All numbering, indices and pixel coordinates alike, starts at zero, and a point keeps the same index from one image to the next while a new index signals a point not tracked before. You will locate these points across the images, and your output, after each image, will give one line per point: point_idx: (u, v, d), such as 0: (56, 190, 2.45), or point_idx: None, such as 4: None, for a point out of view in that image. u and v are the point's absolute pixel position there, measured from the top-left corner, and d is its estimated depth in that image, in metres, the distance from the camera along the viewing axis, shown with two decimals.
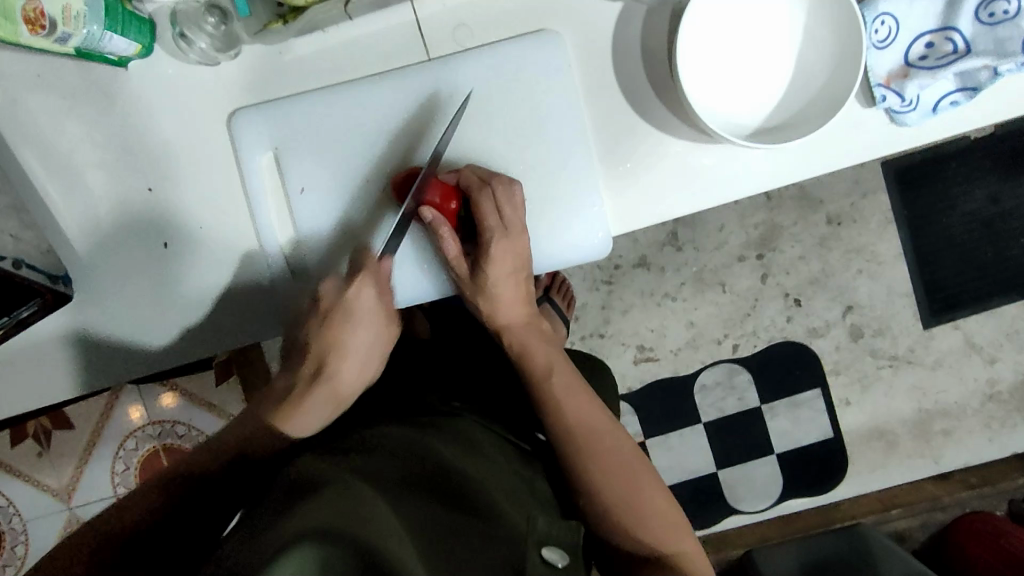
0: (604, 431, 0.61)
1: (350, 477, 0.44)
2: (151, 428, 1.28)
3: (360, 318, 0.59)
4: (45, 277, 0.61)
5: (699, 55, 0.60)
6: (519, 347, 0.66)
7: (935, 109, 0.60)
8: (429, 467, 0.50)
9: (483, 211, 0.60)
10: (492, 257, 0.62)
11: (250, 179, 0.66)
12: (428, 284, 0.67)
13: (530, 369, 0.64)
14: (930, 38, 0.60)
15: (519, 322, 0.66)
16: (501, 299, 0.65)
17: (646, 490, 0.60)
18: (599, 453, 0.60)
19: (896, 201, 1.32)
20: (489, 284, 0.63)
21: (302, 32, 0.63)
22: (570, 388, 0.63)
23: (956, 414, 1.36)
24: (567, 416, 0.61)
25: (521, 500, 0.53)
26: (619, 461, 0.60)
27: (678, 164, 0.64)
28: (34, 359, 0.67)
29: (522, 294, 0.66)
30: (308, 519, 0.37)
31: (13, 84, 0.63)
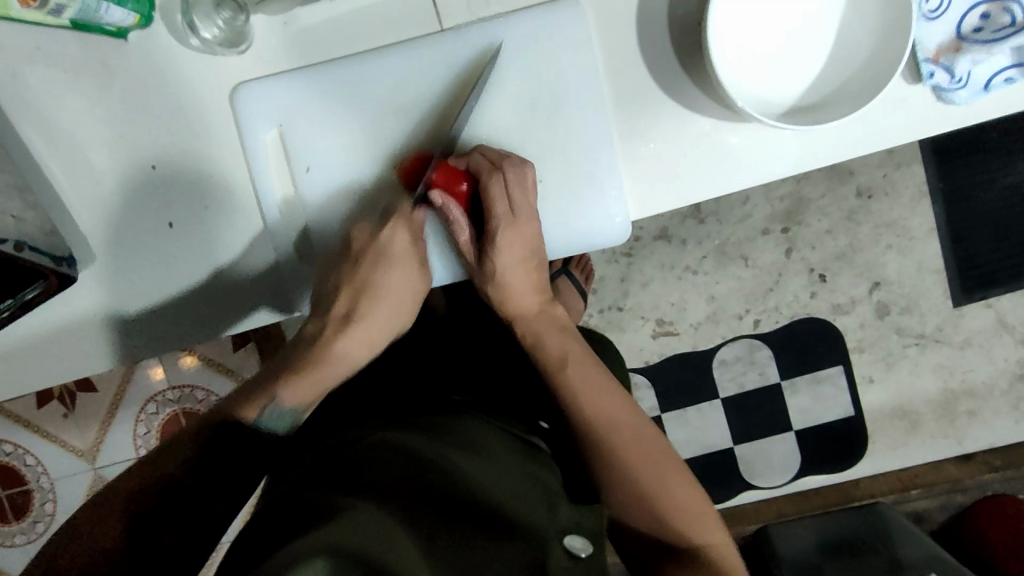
0: (623, 424, 0.59)
1: (364, 492, 0.44)
2: (170, 393, 1.30)
3: (394, 261, 0.60)
4: (50, 258, 0.59)
5: (728, 26, 0.56)
6: (532, 334, 0.64)
7: (988, 87, 0.56)
8: (445, 472, 0.49)
9: (491, 197, 0.57)
10: (498, 245, 0.59)
11: (254, 158, 0.63)
12: (442, 271, 0.65)
13: (544, 360, 0.62)
14: (987, 8, 0.55)
15: (530, 310, 0.64)
16: (511, 287, 0.63)
17: (673, 481, 0.58)
18: (621, 444, 0.58)
19: (931, 174, 1.26)
20: (497, 273, 0.62)
21: (307, 1, 0.59)
22: (587, 377, 0.60)
23: (984, 394, 1.33)
24: (585, 408, 0.59)
25: (546, 497, 0.53)
26: (643, 453, 0.58)
27: (704, 144, 0.60)
28: (42, 340, 0.67)
29: (532, 283, 0.63)
30: (322, 536, 0.38)
31: (11, 56, 0.61)
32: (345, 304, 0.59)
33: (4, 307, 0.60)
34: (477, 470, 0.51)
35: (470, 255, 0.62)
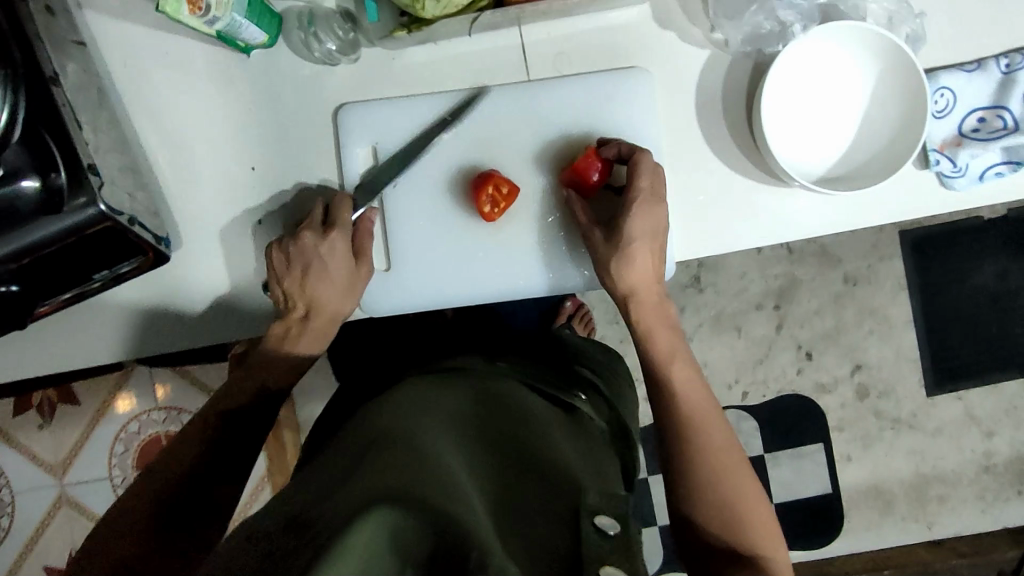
0: (715, 423, 0.62)
1: (427, 440, 0.44)
2: (157, 413, 1.29)
3: (330, 272, 0.66)
4: (152, 236, 0.64)
5: (776, 101, 0.66)
6: (643, 329, 0.66)
7: (981, 177, 0.66)
8: (503, 436, 0.49)
9: (639, 174, 0.63)
10: (632, 217, 0.63)
11: (347, 169, 0.70)
12: (519, 286, 0.71)
13: (653, 353, 0.65)
14: (983, 114, 0.68)
15: (650, 298, 0.66)
16: (632, 266, 0.64)
17: (749, 490, 0.60)
18: (702, 433, 0.62)
19: (910, 269, 1.38)
20: (625, 248, 0.64)
21: (419, 41, 0.68)
22: (690, 380, 0.64)
23: (953, 481, 1.41)
24: (683, 403, 0.63)
25: (596, 467, 0.53)
26: (720, 458, 0.61)
27: (745, 200, 0.69)
28: (112, 320, 0.71)
29: (654, 272, 0.65)
30: (379, 485, 0.38)
31: (141, 57, 0.69)
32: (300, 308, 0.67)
33: (99, 277, 0.64)
34: (535, 433, 0.51)
35: (594, 231, 0.66)
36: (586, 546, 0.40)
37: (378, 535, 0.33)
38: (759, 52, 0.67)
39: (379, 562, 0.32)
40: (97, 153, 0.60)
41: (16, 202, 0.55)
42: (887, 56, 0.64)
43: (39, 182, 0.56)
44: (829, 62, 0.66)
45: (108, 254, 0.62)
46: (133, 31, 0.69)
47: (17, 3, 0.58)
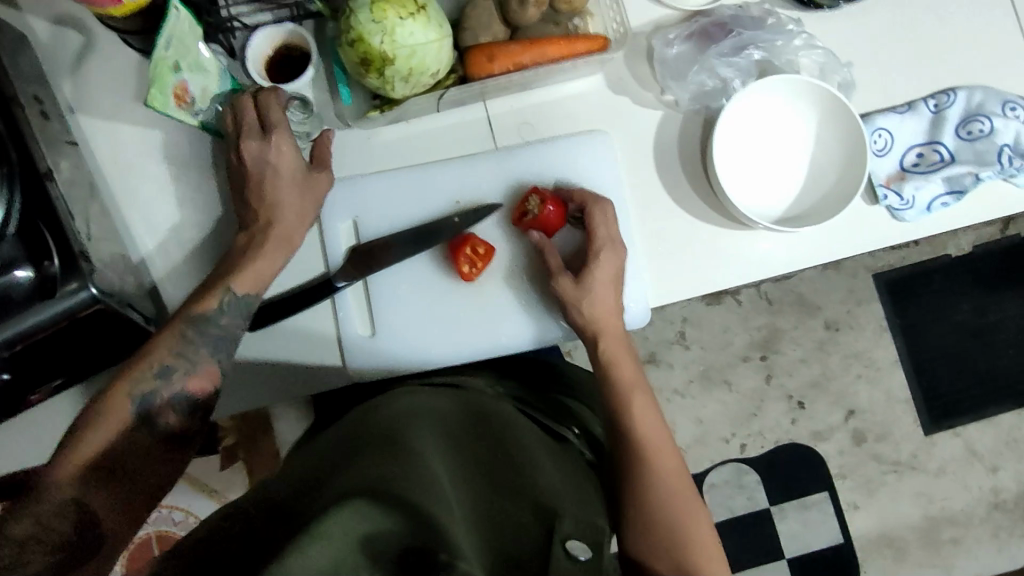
0: (669, 452, 0.63)
1: (418, 445, 0.48)
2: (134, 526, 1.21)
3: (282, 176, 0.66)
4: (142, 317, 0.67)
5: (726, 151, 0.70)
6: (609, 359, 0.67)
7: (929, 208, 0.71)
8: (490, 452, 0.52)
9: (596, 223, 0.68)
10: (597, 261, 0.67)
11: (330, 243, 0.73)
12: (501, 342, 0.73)
13: (614, 384, 0.66)
14: (920, 149, 0.73)
15: (613, 334, 0.68)
16: (598, 306, 0.67)
17: (695, 519, 0.61)
18: (658, 469, 0.62)
19: (889, 310, 1.41)
20: (592, 290, 0.67)
21: (392, 120, 0.72)
22: (648, 409, 0.65)
23: (963, 522, 1.40)
24: (641, 430, 0.63)
25: (576, 485, 0.56)
26: (673, 490, 0.61)
27: (711, 247, 0.72)
28: None
29: (614, 308, 0.68)
30: (365, 482, 0.41)
31: (128, 153, 0.73)
32: (262, 216, 0.65)
33: (89, 359, 0.66)
34: (518, 442, 0.54)
35: (562, 277, 0.68)
36: (552, 565, 0.40)
37: (351, 525, 0.37)
38: (707, 108, 0.72)
39: (346, 550, 0.35)
40: (90, 241, 0.63)
41: (11, 291, 0.58)
42: (823, 102, 0.69)
43: (33, 270, 0.59)
44: (772, 113, 0.71)
45: (101, 337, 0.65)
46: (122, 130, 0.73)
47: (16, 108, 0.62)
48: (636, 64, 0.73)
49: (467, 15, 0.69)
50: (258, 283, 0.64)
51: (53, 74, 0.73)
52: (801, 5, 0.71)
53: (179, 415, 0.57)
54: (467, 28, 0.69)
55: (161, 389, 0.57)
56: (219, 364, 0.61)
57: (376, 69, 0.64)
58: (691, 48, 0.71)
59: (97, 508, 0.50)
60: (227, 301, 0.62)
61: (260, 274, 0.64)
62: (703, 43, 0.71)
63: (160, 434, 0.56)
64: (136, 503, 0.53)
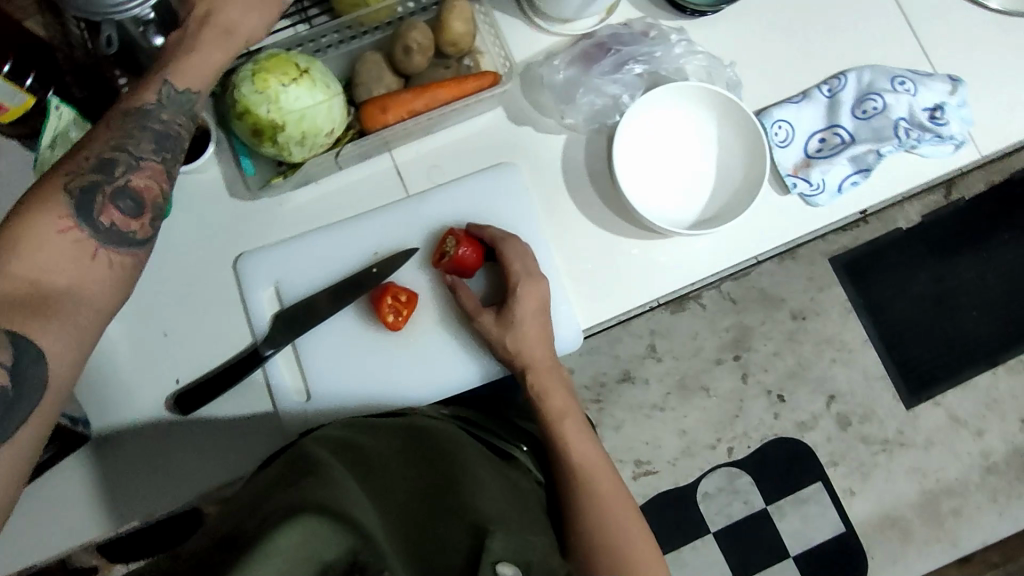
0: (604, 472, 0.64)
1: (353, 475, 0.48)
2: None
3: None
4: (69, 419, 0.65)
5: (630, 162, 0.71)
6: (540, 391, 0.68)
7: (839, 190, 0.72)
8: (431, 477, 0.51)
9: (510, 259, 0.68)
10: (516, 296, 0.67)
11: (255, 314, 0.72)
12: (441, 387, 0.72)
13: (545, 410, 0.68)
14: (822, 134, 0.74)
15: (543, 363, 0.69)
16: (527, 336, 0.68)
17: (638, 537, 0.61)
18: (597, 484, 0.63)
19: (850, 291, 1.41)
20: (516, 323, 0.67)
21: (300, 183, 0.73)
22: (581, 432, 0.67)
23: (961, 491, 1.38)
24: (575, 455, 0.64)
25: (521, 506, 0.54)
26: (614, 510, 0.61)
27: (633, 260, 0.72)
28: (37, 508, 0.69)
29: (544, 336, 0.69)
30: (294, 501, 0.41)
31: None
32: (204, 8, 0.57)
33: None
34: (462, 461, 0.54)
35: (481, 315, 0.69)
36: None
37: (274, 553, 0.36)
38: (608, 127, 0.73)
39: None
40: None
41: None
42: (715, 102, 0.70)
43: None
44: (671, 122, 0.72)
45: None
46: None
47: None
48: (533, 94, 0.73)
49: (358, 71, 0.70)
50: (203, 78, 0.56)
51: None
52: (683, 15, 0.73)
53: (124, 213, 0.49)
54: (359, 83, 0.70)
55: (100, 186, 0.48)
56: (165, 165, 0.53)
57: (268, 137, 0.64)
58: (575, 71, 0.72)
59: (34, 349, 0.43)
60: (167, 91, 0.53)
61: (201, 70, 0.56)
62: (586, 64, 0.72)
63: (109, 238, 0.48)
64: (74, 341, 0.45)
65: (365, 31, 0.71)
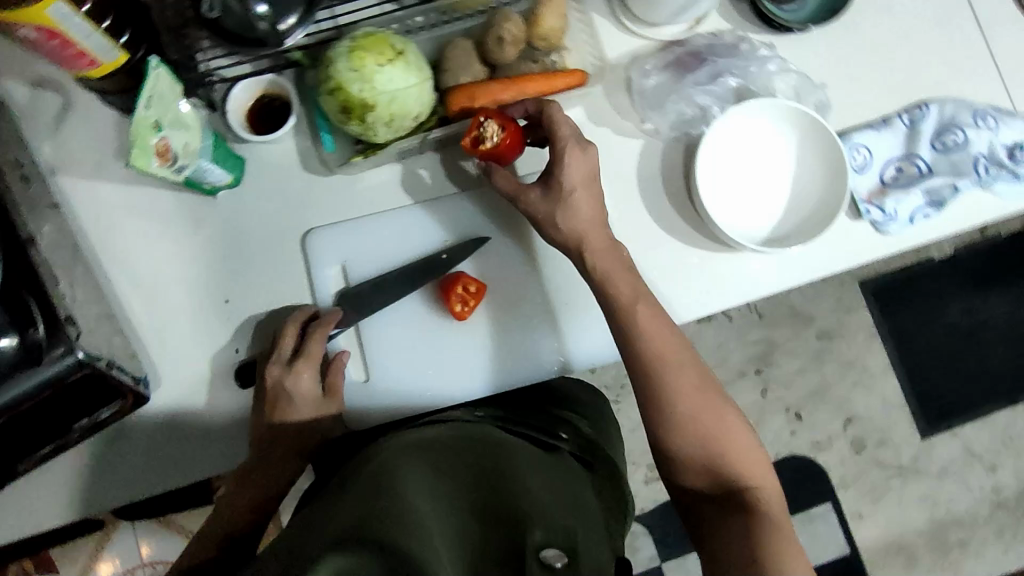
0: (680, 359, 0.64)
1: (405, 480, 0.50)
2: (143, 571, 1.12)
3: (311, 413, 0.68)
4: (130, 377, 0.65)
5: (708, 173, 0.71)
6: (601, 272, 0.66)
7: (912, 220, 0.72)
8: (478, 467, 0.53)
9: (556, 121, 0.66)
10: (562, 161, 0.65)
11: (320, 290, 0.73)
12: (498, 379, 0.72)
13: (615, 299, 0.65)
14: (899, 163, 0.74)
15: (597, 239, 0.66)
16: (580, 209, 0.66)
17: (726, 425, 0.63)
18: (677, 387, 0.63)
19: (877, 316, 1.42)
20: (567, 196, 0.66)
21: (377, 164, 0.73)
22: (653, 320, 0.65)
23: (969, 523, 1.40)
24: (649, 343, 0.64)
25: (569, 496, 0.55)
26: (697, 403, 0.63)
27: (700, 269, 0.73)
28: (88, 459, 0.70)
29: (594, 206, 0.67)
30: (350, 527, 0.44)
31: (113, 212, 0.73)
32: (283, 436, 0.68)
33: (79, 427, 0.64)
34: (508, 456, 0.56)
35: (525, 192, 0.67)
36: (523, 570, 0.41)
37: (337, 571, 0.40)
38: (688, 135, 0.73)
39: None
40: (75, 305, 0.61)
41: None
42: (801, 122, 0.70)
43: (17, 338, 0.55)
44: (751, 136, 0.72)
45: (89, 402, 0.63)
46: (110, 189, 0.73)
47: None
48: (615, 95, 0.73)
49: (446, 56, 0.69)
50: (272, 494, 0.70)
51: (35, 137, 0.73)
52: (772, 28, 0.73)
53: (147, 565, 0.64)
54: (446, 70, 0.69)
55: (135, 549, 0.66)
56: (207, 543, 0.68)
57: (358, 115, 0.64)
58: (667, 78, 0.72)
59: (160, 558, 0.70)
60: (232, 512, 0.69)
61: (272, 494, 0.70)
62: (679, 72, 0.72)
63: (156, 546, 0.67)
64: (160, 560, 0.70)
65: (458, 18, 0.72)
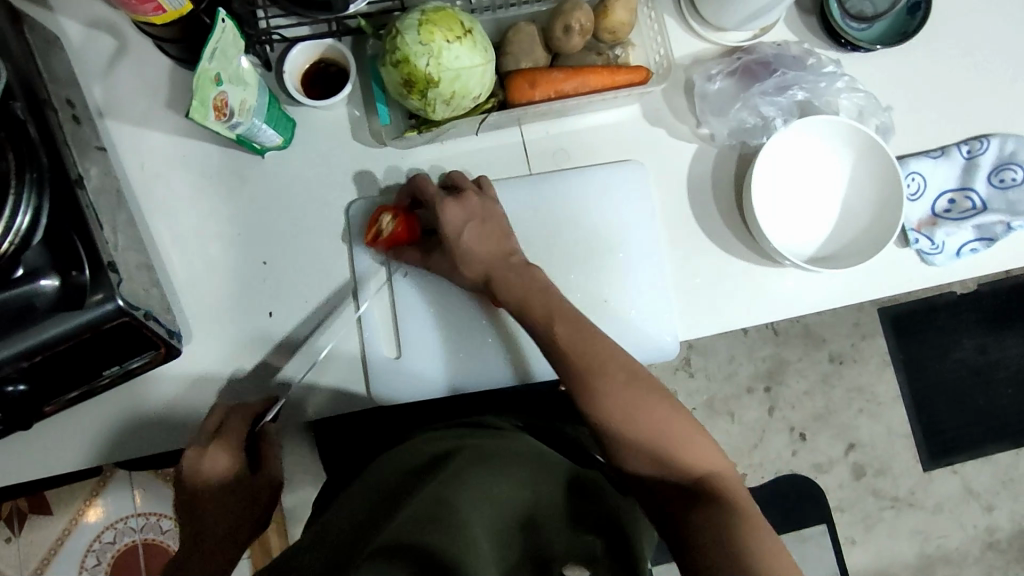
0: (614, 364, 0.58)
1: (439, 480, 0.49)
2: (135, 520, 1.13)
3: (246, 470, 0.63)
4: (165, 330, 0.64)
5: (761, 185, 0.70)
6: (513, 300, 0.63)
7: (959, 253, 0.71)
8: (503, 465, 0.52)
9: (427, 190, 0.66)
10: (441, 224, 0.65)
11: (359, 261, 0.72)
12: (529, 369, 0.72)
13: (530, 319, 0.62)
14: (952, 195, 0.73)
15: (495, 267, 0.64)
16: (471, 253, 0.65)
17: (670, 421, 0.55)
18: (610, 391, 0.56)
19: (893, 345, 1.41)
20: (456, 247, 0.65)
21: (428, 141, 0.72)
22: (576, 331, 0.59)
23: (959, 561, 1.40)
24: (572, 357, 0.58)
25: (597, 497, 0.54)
26: (631, 400, 0.56)
27: (742, 280, 0.72)
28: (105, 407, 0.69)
29: (492, 240, 0.65)
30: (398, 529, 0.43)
31: (155, 161, 0.72)
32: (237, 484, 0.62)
33: (109, 373, 0.64)
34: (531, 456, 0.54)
35: (429, 262, 0.68)
36: None
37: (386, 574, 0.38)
38: (743, 144, 0.72)
39: None
40: (117, 251, 0.60)
41: (37, 303, 0.55)
42: (861, 144, 0.70)
43: (60, 279, 0.56)
44: (806, 152, 0.71)
45: (121, 351, 0.62)
46: (155, 138, 0.72)
47: (49, 112, 0.59)
48: (673, 96, 0.73)
49: (509, 39, 0.68)
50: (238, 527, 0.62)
51: (84, 77, 0.72)
52: (838, 45, 0.73)
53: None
54: (509, 52, 0.69)
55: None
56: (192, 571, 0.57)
57: (419, 90, 0.63)
58: (732, 85, 0.71)
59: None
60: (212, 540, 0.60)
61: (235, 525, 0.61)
62: (746, 81, 0.71)
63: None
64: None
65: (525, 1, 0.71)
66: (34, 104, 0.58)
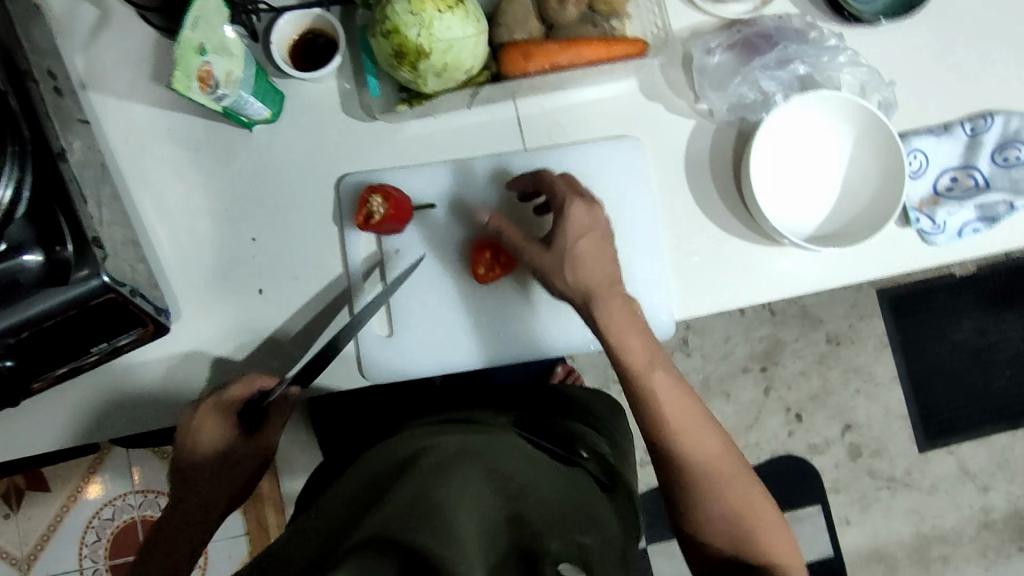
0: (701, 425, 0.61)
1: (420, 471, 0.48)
2: (134, 497, 1.13)
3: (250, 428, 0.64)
4: (153, 307, 0.63)
5: (761, 163, 0.69)
6: (615, 333, 0.60)
7: (960, 233, 0.70)
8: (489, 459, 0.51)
9: (551, 181, 0.63)
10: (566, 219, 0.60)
11: (349, 237, 0.71)
12: (522, 347, 0.71)
13: (628, 358, 0.60)
14: (955, 173, 0.72)
15: (604, 287, 0.60)
16: (582, 258, 0.60)
17: (744, 490, 0.60)
18: (696, 449, 0.60)
19: (891, 326, 1.40)
20: (570, 248, 0.60)
21: (420, 115, 0.70)
22: (671, 386, 0.61)
23: (953, 540, 1.40)
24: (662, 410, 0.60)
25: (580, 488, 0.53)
26: (719, 467, 0.60)
27: (739, 260, 0.71)
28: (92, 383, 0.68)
29: (601, 252, 0.60)
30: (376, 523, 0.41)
31: (141, 134, 0.71)
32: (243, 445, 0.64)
33: (96, 350, 0.63)
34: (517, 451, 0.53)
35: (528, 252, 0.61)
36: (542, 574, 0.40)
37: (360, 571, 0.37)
38: (742, 121, 0.71)
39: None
40: (102, 226, 0.59)
41: (20, 279, 0.53)
42: (862, 120, 0.68)
43: (43, 255, 0.54)
44: (807, 129, 0.70)
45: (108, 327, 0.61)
46: (139, 110, 0.71)
47: (29, 83, 0.58)
48: (670, 69, 0.71)
49: (502, 10, 0.67)
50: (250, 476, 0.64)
51: (66, 48, 0.70)
52: (841, 19, 0.71)
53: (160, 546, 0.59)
54: (501, 23, 0.67)
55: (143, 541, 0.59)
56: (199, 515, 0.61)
57: (410, 62, 0.61)
58: (732, 59, 0.69)
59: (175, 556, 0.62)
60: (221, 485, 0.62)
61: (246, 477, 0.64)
62: (745, 54, 0.70)
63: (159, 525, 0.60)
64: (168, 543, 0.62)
65: None
66: (13, 75, 0.57)
